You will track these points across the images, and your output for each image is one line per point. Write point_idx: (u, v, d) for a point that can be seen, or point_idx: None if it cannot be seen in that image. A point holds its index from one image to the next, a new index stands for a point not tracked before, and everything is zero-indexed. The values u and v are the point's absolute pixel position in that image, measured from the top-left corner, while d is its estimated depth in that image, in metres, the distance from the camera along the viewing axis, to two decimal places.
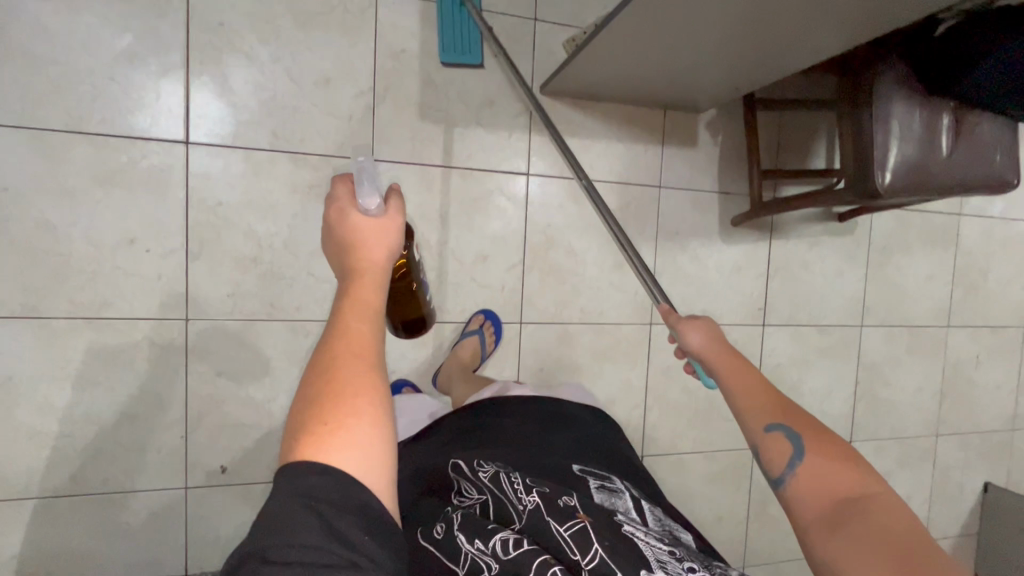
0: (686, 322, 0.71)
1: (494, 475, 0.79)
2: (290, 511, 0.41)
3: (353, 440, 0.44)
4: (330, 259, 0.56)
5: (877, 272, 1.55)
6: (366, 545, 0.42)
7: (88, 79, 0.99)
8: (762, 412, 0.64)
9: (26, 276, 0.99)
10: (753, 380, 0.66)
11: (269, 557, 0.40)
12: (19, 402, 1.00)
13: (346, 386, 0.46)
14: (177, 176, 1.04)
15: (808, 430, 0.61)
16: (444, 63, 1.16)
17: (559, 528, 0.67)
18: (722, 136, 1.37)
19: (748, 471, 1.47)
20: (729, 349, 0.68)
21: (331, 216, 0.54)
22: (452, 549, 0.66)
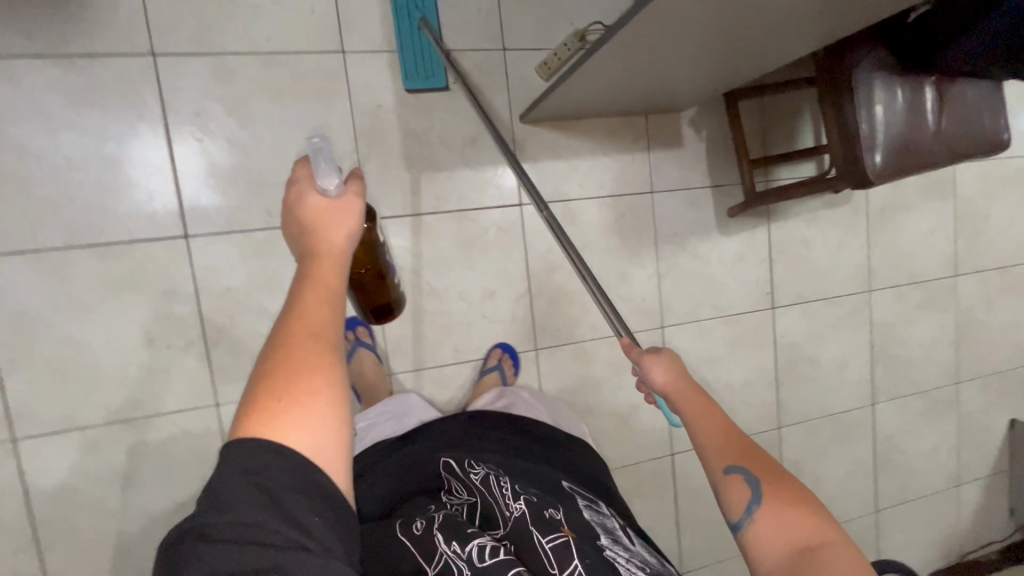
0: (649, 357, 0.75)
1: (485, 480, 0.82)
2: (236, 487, 0.44)
3: (304, 419, 0.47)
4: (291, 239, 0.58)
5: (879, 235, 1.55)
6: (311, 528, 0.46)
7: (81, 193, 1.01)
8: (720, 456, 0.67)
9: (59, 392, 1.02)
10: (716, 420, 0.69)
11: (210, 533, 0.44)
12: (75, 511, 1.04)
13: (300, 364, 0.48)
14: (182, 271, 1.06)
15: (764, 473, 0.64)
16: (409, 89, 1.14)
17: (542, 540, 0.70)
18: (707, 130, 1.36)
19: (776, 450, 1.51)
20: (690, 385, 0.72)
21: (290, 199, 0.57)
22: (428, 546, 0.69)
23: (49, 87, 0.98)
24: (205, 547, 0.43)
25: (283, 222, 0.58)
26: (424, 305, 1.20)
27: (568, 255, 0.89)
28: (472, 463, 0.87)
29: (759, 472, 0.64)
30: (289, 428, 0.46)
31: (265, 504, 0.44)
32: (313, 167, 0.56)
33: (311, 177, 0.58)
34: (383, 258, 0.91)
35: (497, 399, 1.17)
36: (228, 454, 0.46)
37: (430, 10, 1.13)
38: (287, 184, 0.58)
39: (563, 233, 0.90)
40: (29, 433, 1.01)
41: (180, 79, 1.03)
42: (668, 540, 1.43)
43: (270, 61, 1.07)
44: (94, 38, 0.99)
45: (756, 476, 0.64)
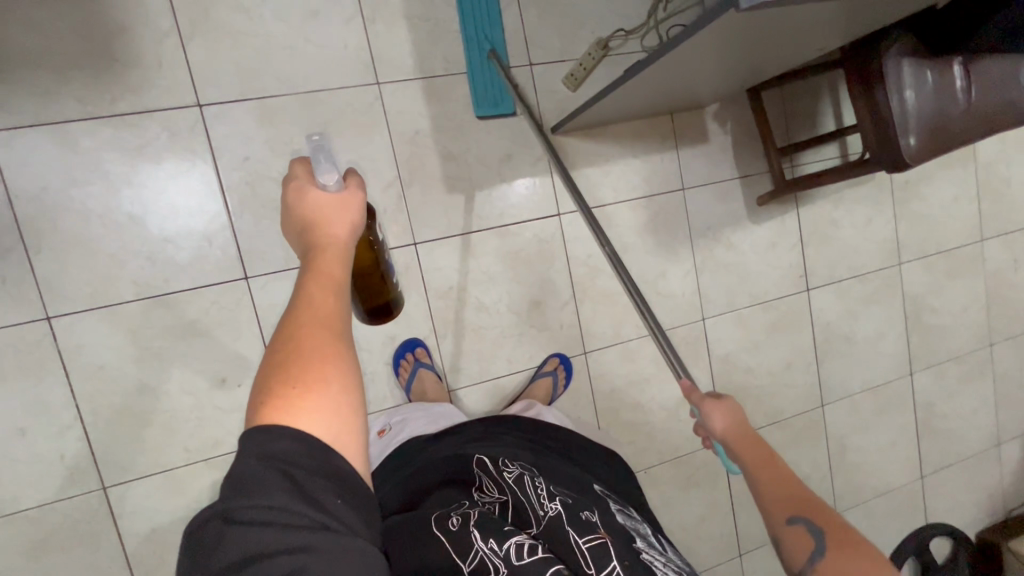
0: (710, 403, 0.78)
1: (518, 477, 0.77)
2: (257, 473, 0.42)
3: (322, 406, 0.45)
4: (291, 237, 0.57)
5: (904, 208, 1.58)
6: (336, 512, 0.44)
7: (144, 245, 1.04)
8: (784, 506, 0.67)
9: (142, 438, 1.06)
10: (779, 470, 0.70)
11: (236, 518, 0.41)
12: (167, 549, 1.08)
13: (314, 351, 0.47)
14: (246, 311, 1.10)
15: (832, 527, 0.63)
16: (478, 115, 1.19)
17: (579, 540, 0.65)
18: (730, 123, 1.39)
19: (821, 426, 1.55)
20: (751, 435, 0.74)
21: (286, 194, 0.56)
22: (463, 542, 0.63)
23: (104, 146, 1.01)
24: (232, 533, 0.41)
25: (283, 221, 0.57)
26: (475, 321, 1.24)
27: (629, 295, 0.92)
28: (505, 461, 0.81)
29: (825, 526, 0.63)
30: (306, 414, 0.45)
31: (288, 488, 0.42)
32: (312, 164, 0.55)
33: (310, 174, 0.57)
34: (382, 253, 0.82)
35: (526, 409, 1.14)
36: (246, 441, 0.43)
37: (499, 42, 1.19)
38: (284, 181, 0.57)
39: (623, 269, 0.93)
40: (117, 480, 1.05)
41: (226, 126, 1.06)
42: (725, 525, 1.47)
43: (309, 100, 1.10)
44: (142, 95, 1.02)
45: (822, 529, 0.63)
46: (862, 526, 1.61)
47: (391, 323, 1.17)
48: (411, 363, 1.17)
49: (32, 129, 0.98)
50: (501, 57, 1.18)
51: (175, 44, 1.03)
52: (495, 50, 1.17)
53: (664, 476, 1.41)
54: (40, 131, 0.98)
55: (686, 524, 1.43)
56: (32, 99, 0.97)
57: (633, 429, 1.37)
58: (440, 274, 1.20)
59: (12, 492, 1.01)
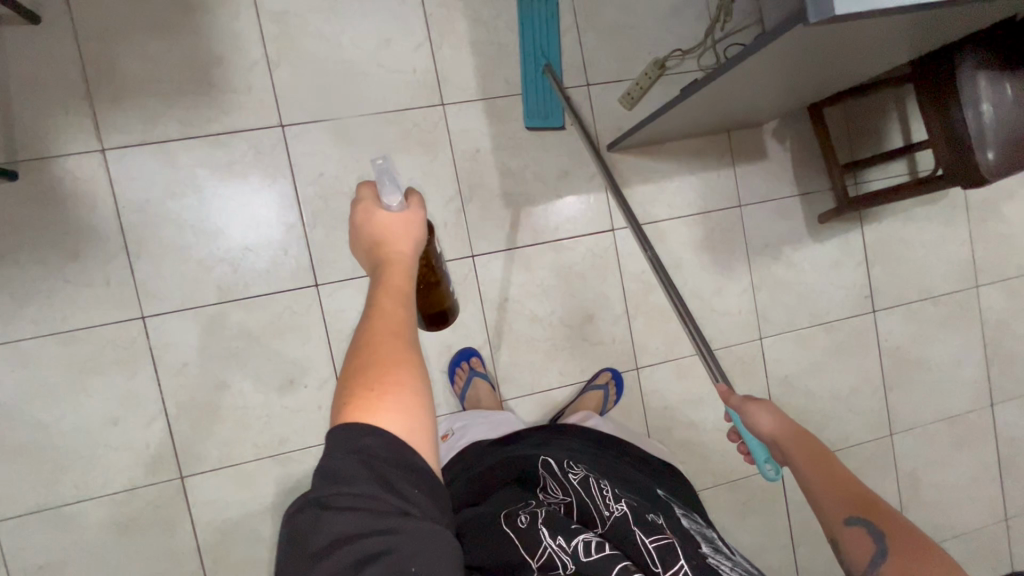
0: (753, 405, 0.78)
1: (583, 479, 0.77)
2: (344, 464, 0.45)
3: (398, 407, 0.47)
4: (359, 255, 0.60)
5: (981, 228, 1.49)
6: (414, 499, 0.46)
7: (227, 254, 1.13)
8: (839, 506, 0.65)
9: (217, 432, 1.14)
10: (830, 467, 0.69)
11: (329, 502, 0.45)
12: (234, 539, 1.14)
13: (387, 358, 0.49)
14: (316, 317, 1.17)
15: (891, 524, 0.61)
16: (529, 128, 1.23)
17: (645, 540, 0.65)
18: (790, 140, 1.37)
19: (890, 457, 1.46)
20: (799, 431, 0.73)
21: (354, 217, 0.59)
22: (531, 539, 0.64)
23: (198, 163, 1.12)
24: (327, 517, 0.44)
25: (351, 241, 0.60)
26: (529, 333, 1.26)
27: (668, 294, 0.90)
28: (569, 463, 0.82)
29: (884, 525, 0.61)
30: (384, 415, 0.47)
31: (373, 477, 0.44)
32: (379, 187, 0.57)
33: (376, 195, 0.59)
34: (435, 264, 0.85)
35: (581, 421, 1.14)
36: (332, 439, 0.46)
37: (555, 57, 1.23)
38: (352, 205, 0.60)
39: (665, 273, 0.92)
40: (193, 471, 1.13)
41: (305, 144, 1.15)
42: (784, 556, 1.40)
43: (380, 121, 1.18)
44: (233, 117, 1.13)
45: (881, 529, 0.61)
46: None
47: (448, 332, 1.22)
48: (466, 372, 1.20)
49: (140, 147, 1.10)
50: (557, 73, 1.23)
51: (263, 71, 1.13)
52: (550, 65, 1.21)
53: (719, 499, 1.37)
54: (145, 150, 1.10)
55: (742, 552, 1.38)
56: (141, 121, 1.09)
57: (686, 449, 1.34)
58: (496, 285, 1.24)
59: (105, 477, 1.10)
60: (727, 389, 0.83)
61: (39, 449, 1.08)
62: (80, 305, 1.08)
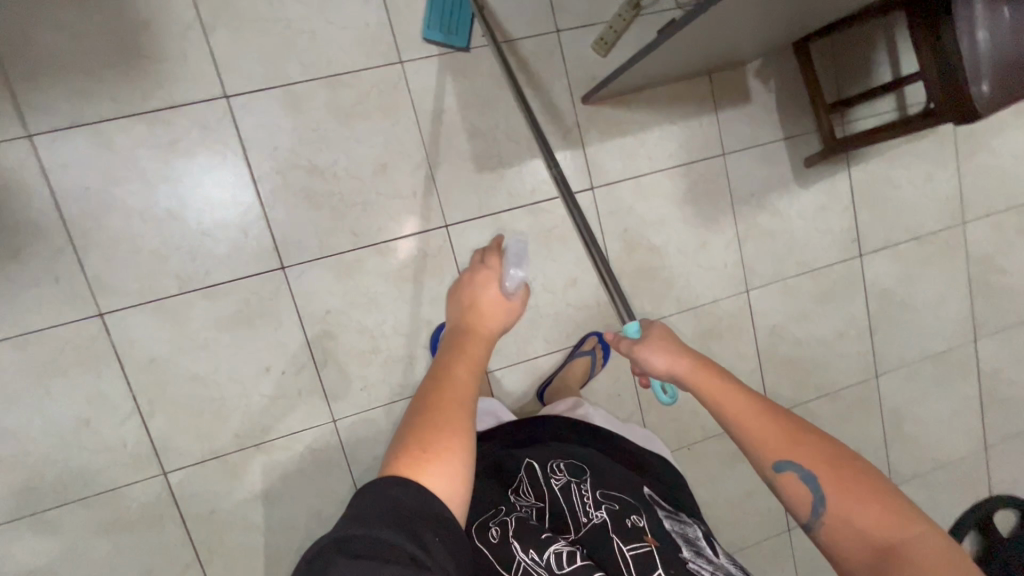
0: (645, 347, 0.74)
1: (565, 486, 0.86)
2: (375, 511, 0.52)
3: (443, 471, 0.57)
4: (456, 312, 0.77)
5: (969, 162, 1.45)
6: (428, 552, 0.51)
7: (184, 240, 1.06)
8: (764, 451, 0.65)
9: (195, 425, 1.10)
10: (742, 409, 0.66)
11: (346, 548, 0.49)
12: (226, 528, 1.14)
13: (444, 424, 0.60)
14: (285, 300, 1.11)
15: (814, 460, 0.62)
16: (427, 40, 1.11)
17: (624, 547, 0.72)
18: (775, 80, 1.29)
19: (876, 399, 1.48)
20: (696, 363, 0.70)
21: (471, 289, 0.76)
22: (506, 554, 0.71)
23: (139, 144, 1.03)
24: (340, 563, 0.48)
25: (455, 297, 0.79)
26: None
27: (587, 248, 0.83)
28: (554, 468, 0.90)
29: (806, 460, 0.62)
30: (430, 473, 0.56)
31: (392, 523, 0.51)
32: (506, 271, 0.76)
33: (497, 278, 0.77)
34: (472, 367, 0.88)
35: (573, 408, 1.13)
36: (380, 482, 0.55)
37: None
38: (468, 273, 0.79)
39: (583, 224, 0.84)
40: (176, 465, 1.10)
41: (253, 116, 1.06)
42: (772, 499, 1.44)
43: (334, 84, 1.08)
44: (171, 89, 1.02)
45: (807, 469, 0.62)
46: (918, 499, 1.55)
47: (426, 306, 1.17)
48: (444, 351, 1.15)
49: (71, 130, 1.00)
50: None
51: (199, 35, 1.02)
52: None
53: (709, 452, 1.38)
54: (78, 132, 1.00)
55: (732, 499, 1.41)
56: (67, 100, 0.99)
57: (675, 406, 1.34)
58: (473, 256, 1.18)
59: (84, 479, 1.07)
60: (614, 334, 0.78)
61: (9, 456, 1.04)
62: (31, 306, 1.02)
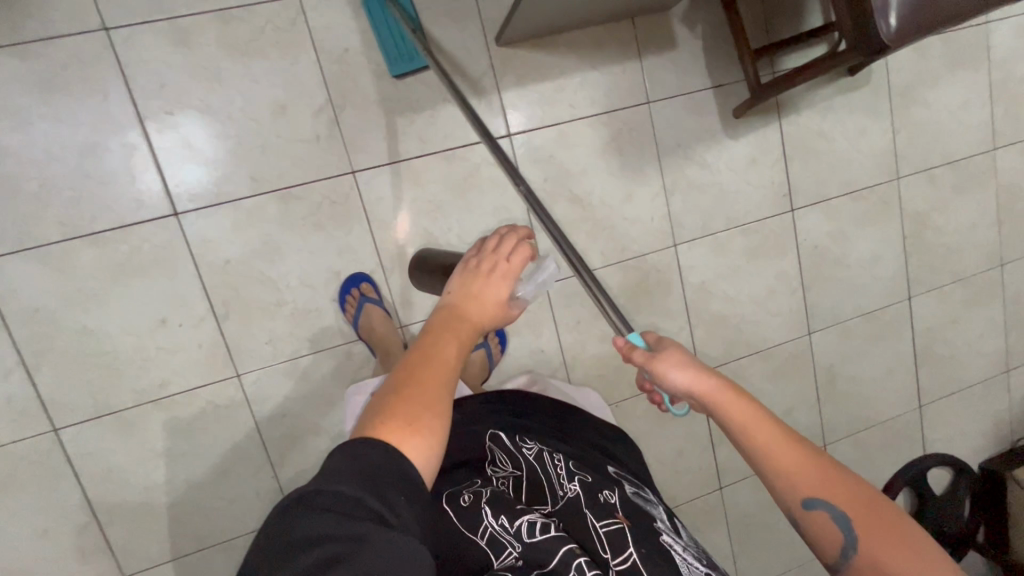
0: (666, 359, 0.64)
1: (537, 453, 0.82)
2: (344, 468, 0.48)
3: (417, 449, 0.52)
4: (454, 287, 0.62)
5: (903, 115, 1.43)
6: (396, 510, 0.47)
7: (67, 184, 1.00)
8: (799, 487, 0.59)
9: (87, 379, 1.05)
10: (768, 440, 0.60)
11: (309, 501, 0.46)
12: (126, 486, 1.09)
13: (426, 405, 0.53)
14: (180, 249, 1.06)
15: (856, 507, 0.57)
16: (396, 76, 1.09)
17: (596, 523, 0.68)
18: (701, 27, 1.25)
19: (809, 357, 1.47)
20: (722, 383, 0.62)
21: (483, 275, 0.61)
22: (474, 518, 0.66)
23: (10, 79, 0.96)
24: (303, 515, 0.45)
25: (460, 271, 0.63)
26: (426, 254, 1.17)
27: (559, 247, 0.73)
28: (522, 438, 0.86)
29: (846, 506, 0.58)
30: (407, 447, 0.51)
31: (360, 479, 0.47)
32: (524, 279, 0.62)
33: (513, 268, 0.62)
34: None
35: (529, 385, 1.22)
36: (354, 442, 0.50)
37: None
38: (488, 257, 0.62)
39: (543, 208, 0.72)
40: (67, 422, 1.06)
41: (137, 51, 1.00)
42: (704, 458, 1.43)
43: (225, 19, 1.02)
44: (44, 21, 0.96)
45: (847, 515, 0.57)
46: (852, 457, 1.56)
47: (334, 256, 1.12)
48: (356, 309, 1.12)
49: None
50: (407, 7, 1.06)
51: None
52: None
53: (638, 409, 1.36)
54: None
55: (662, 458, 1.40)
56: None
57: (603, 362, 1.32)
58: (384, 205, 1.13)
59: None
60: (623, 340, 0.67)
61: None
62: None
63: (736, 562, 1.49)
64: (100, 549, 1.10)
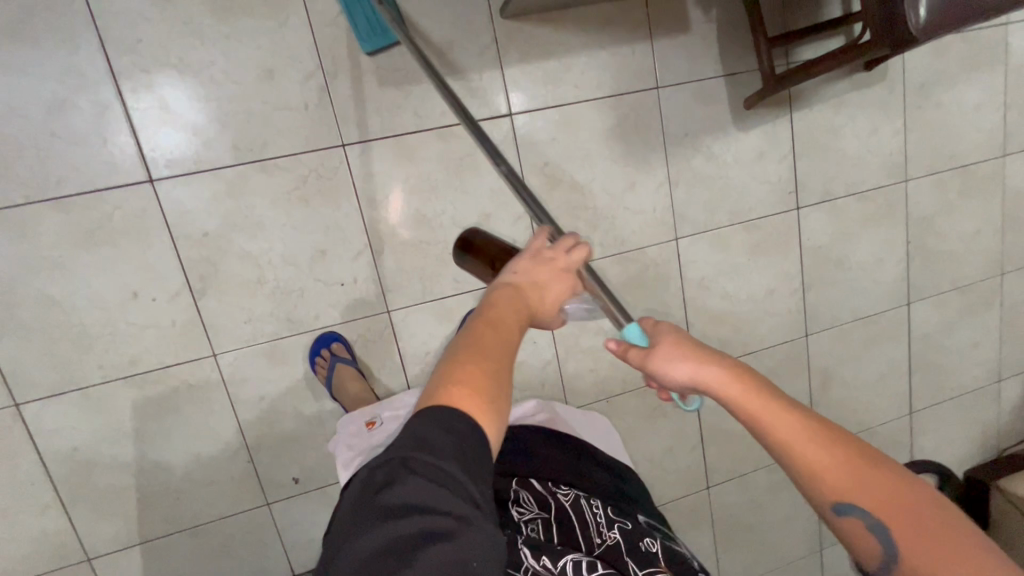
0: (667, 356, 0.62)
1: (574, 501, 0.83)
2: (438, 436, 0.50)
3: (490, 419, 0.53)
4: (521, 271, 0.67)
5: (916, 115, 1.39)
6: (485, 495, 0.50)
7: (31, 142, 0.93)
8: (829, 495, 0.55)
9: (51, 353, 0.99)
10: (795, 437, 0.56)
11: (413, 466, 0.49)
12: (92, 466, 1.04)
13: (501, 380, 0.56)
14: (155, 219, 0.99)
15: (891, 514, 0.53)
16: (369, 53, 1.02)
17: (637, 570, 0.73)
18: (715, 10, 1.19)
19: (804, 359, 1.44)
20: (733, 373, 0.59)
21: (552, 272, 0.67)
22: (516, 559, 0.71)
23: None
24: (407, 479, 0.48)
25: (529, 259, 0.68)
26: (416, 235, 1.11)
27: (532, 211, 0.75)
28: (556, 484, 0.87)
29: (883, 513, 0.53)
30: (484, 414, 0.53)
31: (459, 457, 0.49)
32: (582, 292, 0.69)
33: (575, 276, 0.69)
34: None
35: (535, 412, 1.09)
36: (438, 408, 0.52)
37: None
38: (561, 257, 0.68)
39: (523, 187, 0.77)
40: (29, 396, 1.00)
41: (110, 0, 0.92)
42: (693, 457, 1.40)
43: None
44: None
45: (882, 522, 0.53)
46: None
47: (320, 235, 1.06)
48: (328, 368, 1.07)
49: None
50: None
51: None
52: None
53: (629, 406, 1.33)
54: None
55: (651, 456, 1.37)
56: None
57: (596, 357, 1.28)
58: (375, 182, 1.07)
59: None
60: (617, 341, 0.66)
61: None
62: None
63: (720, 561, 1.48)
64: (63, 530, 1.05)
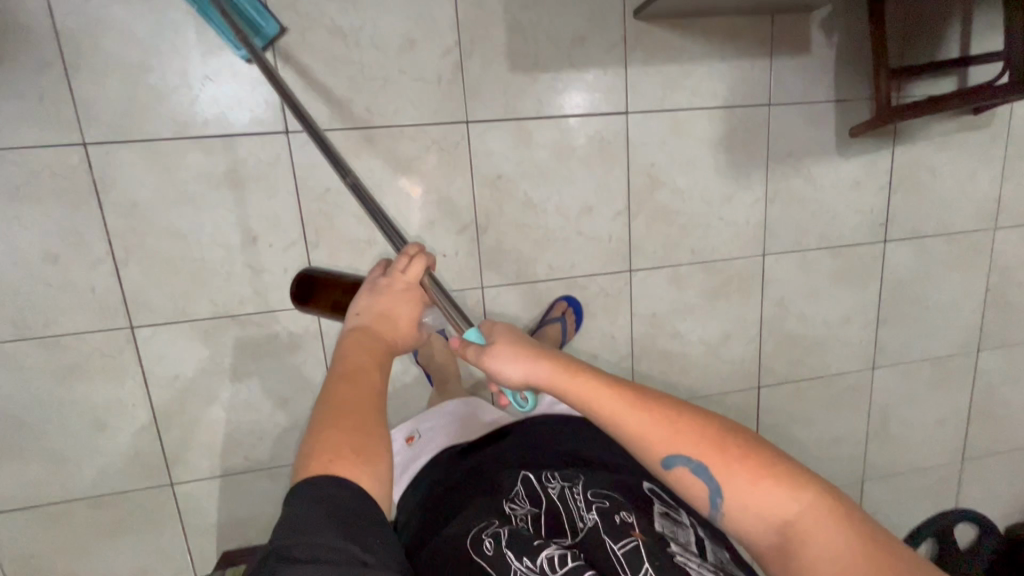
0: (496, 356, 0.69)
1: (561, 491, 0.84)
2: (311, 516, 0.55)
3: (362, 471, 0.59)
4: (363, 305, 0.74)
5: (1016, 165, 1.38)
6: (373, 550, 0.56)
7: (185, 81, 0.97)
8: (655, 450, 0.62)
9: (171, 283, 1.04)
10: (617, 407, 0.64)
11: (292, 553, 0.53)
12: (189, 396, 1.09)
13: (370, 436, 0.62)
14: (284, 169, 1.03)
15: (699, 446, 0.61)
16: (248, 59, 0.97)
17: (613, 547, 0.70)
18: (838, 35, 1.21)
19: (867, 391, 1.45)
20: (550, 354, 0.68)
21: (391, 297, 0.74)
22: (500, 563, 0.70)
23: None
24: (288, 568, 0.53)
25: (366, 294, 0.75)
26: (519, 217, 1.15)
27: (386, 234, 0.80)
28: (547, 475, 0.88)
29: (696, 453, 0.61)
30: (355, 471, 0.59)
31: (340, 529, 0.55)
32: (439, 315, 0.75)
33: (418, 299, 0.76)
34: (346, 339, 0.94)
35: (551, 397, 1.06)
36: (306, 487, 0.57)
37: None
38: (397, 280, 0.75)
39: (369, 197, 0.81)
40: (145, 321, 1.05)
41: None
42: None
43: None
44: None
45: (698, 459, 0.61)
46: (884, 498, 1.55)
47: (432, 205, 1.10)
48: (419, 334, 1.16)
49: None
50: None
51: None
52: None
53: None
54: None
55: None
56: None
57: (668, 360, 1.30)
58: (490, 161, 1.11)
59: (47, 316, 1.01)
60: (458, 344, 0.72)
61: None
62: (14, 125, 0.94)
63: None
64: (154, 453, 1.10)
